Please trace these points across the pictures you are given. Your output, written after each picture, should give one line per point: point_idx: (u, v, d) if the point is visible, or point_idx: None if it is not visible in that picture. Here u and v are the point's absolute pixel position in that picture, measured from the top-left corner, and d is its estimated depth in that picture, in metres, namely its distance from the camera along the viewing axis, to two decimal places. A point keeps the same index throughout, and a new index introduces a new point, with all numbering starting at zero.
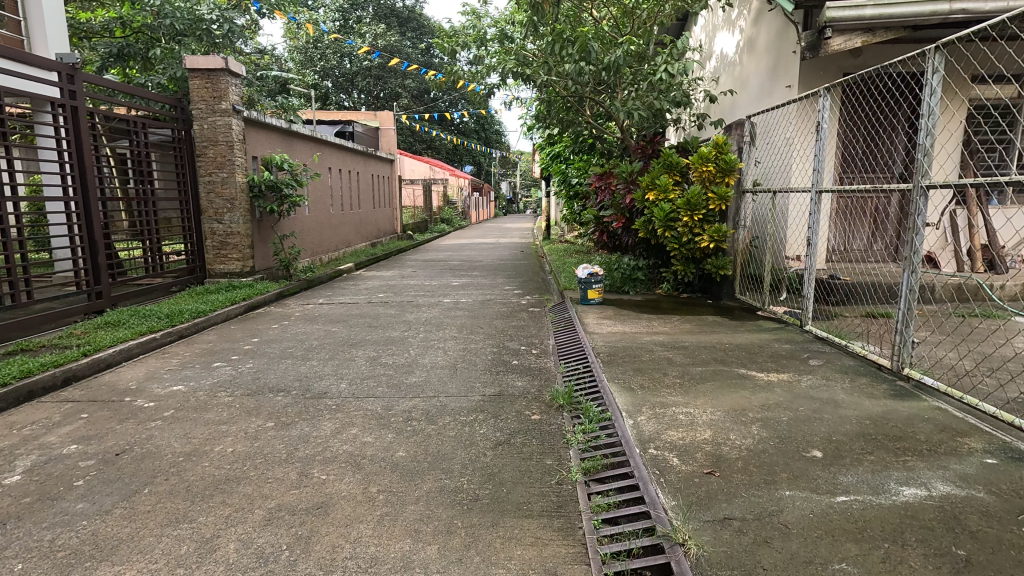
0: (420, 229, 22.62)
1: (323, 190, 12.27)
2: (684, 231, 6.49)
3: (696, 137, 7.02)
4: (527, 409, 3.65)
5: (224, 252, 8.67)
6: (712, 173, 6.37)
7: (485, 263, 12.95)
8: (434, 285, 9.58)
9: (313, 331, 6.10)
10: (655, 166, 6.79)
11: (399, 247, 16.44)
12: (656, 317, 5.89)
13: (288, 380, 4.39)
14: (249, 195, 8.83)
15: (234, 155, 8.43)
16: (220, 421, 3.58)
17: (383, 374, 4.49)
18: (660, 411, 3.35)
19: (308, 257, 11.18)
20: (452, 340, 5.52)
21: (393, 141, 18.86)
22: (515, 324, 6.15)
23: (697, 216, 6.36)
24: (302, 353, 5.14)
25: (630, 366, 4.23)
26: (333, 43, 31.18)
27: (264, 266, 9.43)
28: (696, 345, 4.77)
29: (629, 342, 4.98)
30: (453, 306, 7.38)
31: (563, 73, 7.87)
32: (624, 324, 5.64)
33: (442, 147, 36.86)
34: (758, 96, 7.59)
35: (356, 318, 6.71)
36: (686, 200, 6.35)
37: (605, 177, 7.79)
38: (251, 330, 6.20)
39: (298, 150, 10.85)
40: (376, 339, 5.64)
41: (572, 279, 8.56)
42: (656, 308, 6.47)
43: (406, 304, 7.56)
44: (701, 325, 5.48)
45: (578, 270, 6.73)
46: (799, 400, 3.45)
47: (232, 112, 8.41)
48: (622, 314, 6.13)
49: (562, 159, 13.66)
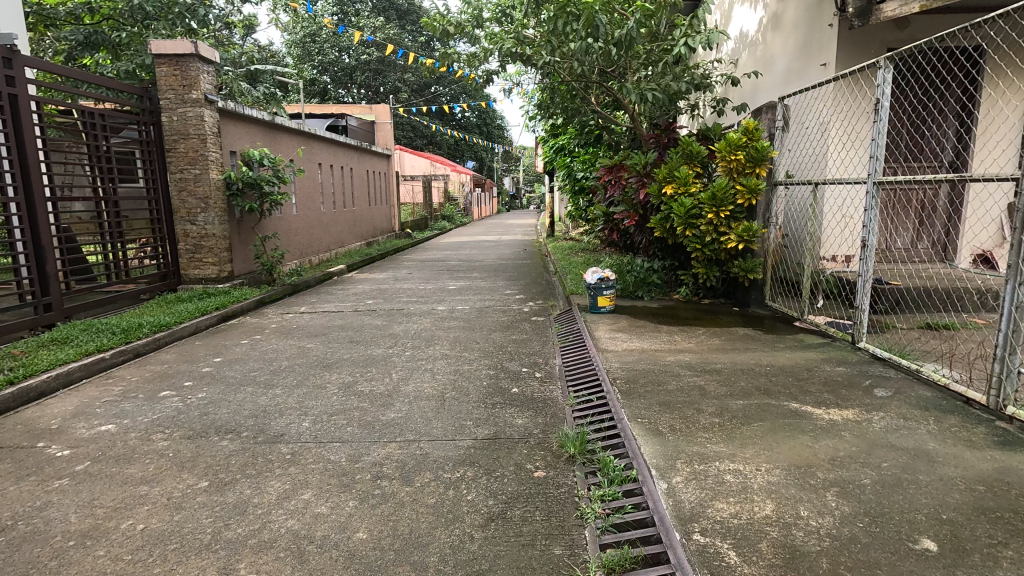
0: (420, 227, 21.85)
1: (312, 187, 11.54)
2: (708, 229, 5.75)
3: (720, 124, 6.26)
4: (528, 461, 2.89)
5: (198, 256, 7.93)
6: (741, 163, 5.57)
7: (486, 264, 12.18)
8: (429, 289, 8.82)
9: (286, 348, 5.36)
10: (674, 156, 6.06)
11: (396, 246, 15.67)
12: (678, 330, 5.11)
13: (241, 416, 3.64)
14: (226, 193, 8.10)
15: (207, 149, 7.68)
16: (142, 479, 2.83)
17: (357, 407, 3.74)
18: (701, 470, 2.58)
19: (295, 259, 10.45)
20: (443, 359, 4.77)
21: (390, 135, 18.09)
22: (516, 339, 5.38)
23: (724, 213, 5.63)
24: (267, 378, 4.40)
25: (655, 399, 3.46)
26: (331, 37, 30.42)
27: (244, 270, 8.68)
28: (731, 368, 4.00)
29: (650, 363, 4.21)
30: (448, 316, 6.61)
31: (569, 53, 7.09)
32: (643, 339, 4.86)
33: (443, 142, 36.05)
34: (787, 77, 6.80)
35: (337, 331, 5.96)
36: (710, 194, 5.62)
37: (616, 169, 7.01)
38: (217, 347, 5.46)
39: (282, 145, 10.10)
40: (356, 358, 4.89)
41: (579, 282, 7.80)
42: (677, 318, 5.69)
43: (396, 314, 6.81)
44: (733, 340, 4.70)
45: (587, 273, 6.02)
46: (880, 452, 2.67)
47: (204, 102, 7.66)
48: (637, 326, 5.35)
49: (567, 153, 12.86)
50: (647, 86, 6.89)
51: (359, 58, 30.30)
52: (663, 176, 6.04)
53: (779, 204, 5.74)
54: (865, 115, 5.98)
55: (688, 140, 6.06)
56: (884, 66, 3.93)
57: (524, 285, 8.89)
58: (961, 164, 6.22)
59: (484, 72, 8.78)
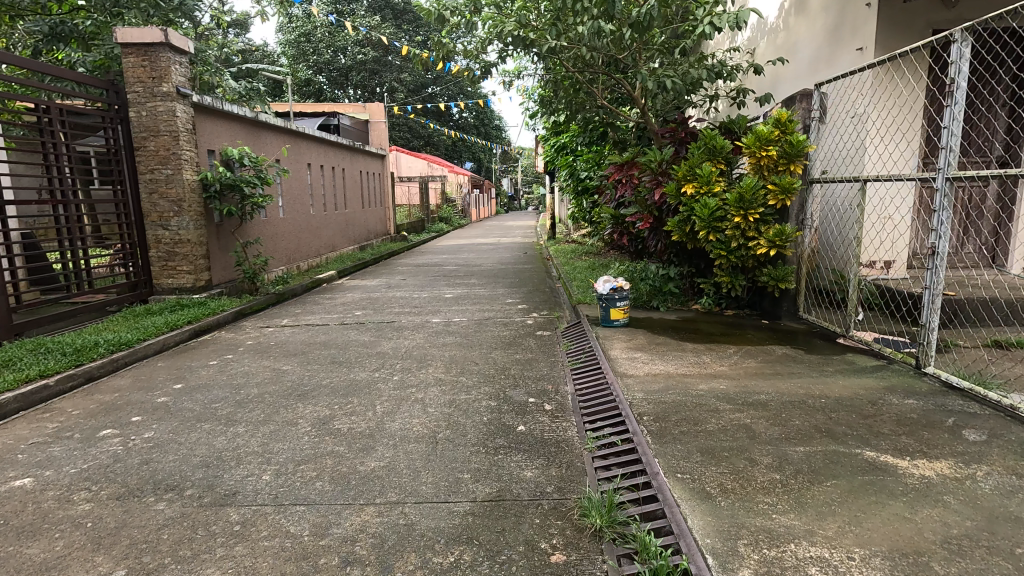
0: (416, 230, 21.17)
1: (301, 189, 10.93)
2: (734, 233, 5.13)
3: (745, 115, 5.62)
4: (544, 537, 2.25)
5: (172, 263, 7.27)
6: (772, 159, 4.92)
7: (485, 268, 11.55)
8: (423, 298, 8.17)
9: (258, 371, 4.70)
10: (695, 152, 5.45)
11: (391, 250, 14.99)
12: (705, 350, 4.47)
13: (191, 465, 2.99)
14: (202, 195, 7.46)
15: (180, 148, 7.03)
16: (43, 566, 2.19)
17: (332, 453, 3.09)
18: (774, 560, 1.94)
19: (282, 264, 9.84)
20: (436, 386, 4.12)
21: (384, 135, 17.42)
22: (520, 360, 4.72)
23: (753, 215, 4.98)
24: (229, 412, 3.75)
25: (695, 447, 2.82)
26: (326, 36, 29.73)
27: (223, 279, 8.02)
28: (778, 400, 3.36)
29: (680, 393, 3.57)
30: (443, 330, 5.96)
31: (577, 37, 6.50)
32: (667, 362, 4.21)
33: (441, 143, 35.42)
34: (813, 65, 6.18)
35: (319, 349, 5.32)
36: (736, 195, 5.00)
37: (628, 166, 6.36)
38: (181, 370, 4.80)
39: (267, 143, 9.45)
40: (336, 384, 4.24)
41: (587, 291, 7.17)
42: (702, 333, 5.04)
43: (385, 328, 6.15)
44: (772, 363, 4.05)
45: (598, 282, 5.39)
46: (1006, 529, 2.04)
47: (176, 96, 7.02)
48: (657, 345, 4.71)
49: (570, 151, 12.24)
50: (663, 74, 6.29)
51: (354, 58, 29.60)
52: (683, 175, 5.42)
53: (814, 205, 5.11)
54: (910, 107, 5.33)
55: (711, 134, 5.43)
56: (959, 39, 3.29)
57: (526, 293, 8.25)
58: (1012, 160, 5.61)
59: (482, 64, 8.16)
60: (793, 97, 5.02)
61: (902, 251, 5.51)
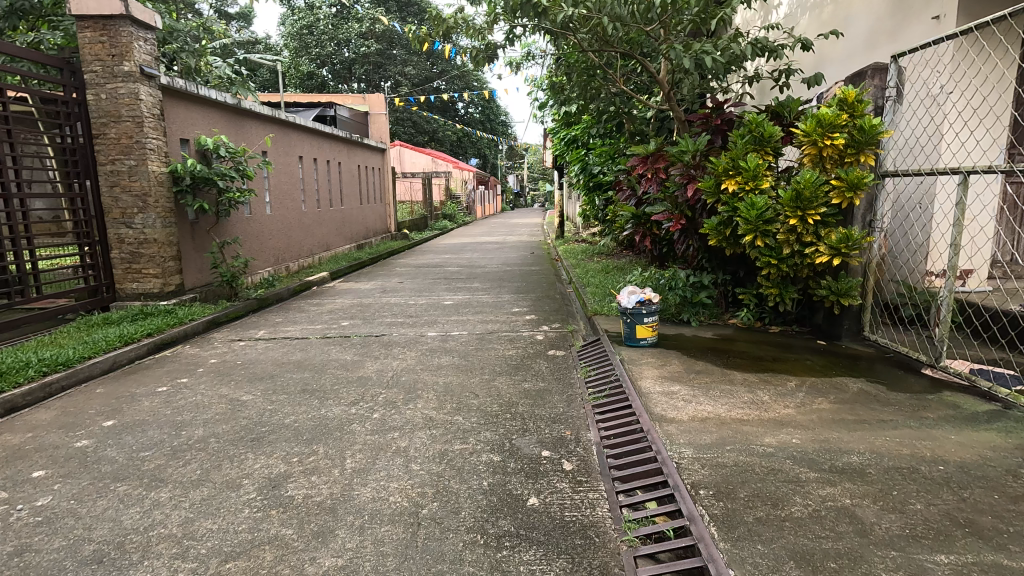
0: (418, 228, 20.32)
1: (292, 183, 10.16)
2: (787, 237, 4.26)
3: (797, 98, 4.71)
4: None
5: (136, 265, 6.44)
6: (838, 149, 4.02)
7: (489, 270, 10.70)
8: (420, 305, 7.33)
9: (211, 402, 3.86)
10: (739, 142, 4.58)
11: (390, 249, 14.16)
12: (761, 383, 3.60)
13: (78, 562, 2.16)
14: (172, 189, 6.64)
15: (145, 135, 6.20)
16: None
17: (275, 542, 2.25)
18: None
19: (269, 265, 9.09)
20: (425, 430, 3.28)
21: (385, 128, 16.54)
22: (529, 391, 3.87)
23: (812, 216, 4.10)
24: (158, 466, 2.92)
25: (788, 553, 1.95)
26: (329, 28, 28.84)
27: (198, 282, 7.21)
28: (879, 465, 2.50)
29: (741, 451, 2.71)
30: (439, 347, 5.11)
31: (596, 5, 5.59)
32: (715, 400, 3.36)
33: (446, 139, 34.47)
34: (872, 39, 5.27)
35: (291, 373, 4.48)
36: (791, 192, 4.13)
37: (654, 158, 5.44)
38: (121, 399, 3.97)
39: (250, 133, 8.59)
40: (302, 425, 3.41)
41: (604, 300, 6.32)
42: (749, 357, 4.18)
43: (373, 344, 5.31)
44: (851, 404, 3.19)
45: (621, 295, 4.61)
46: None
47: (140, 77, 6.18)
48: (698, 374, 3.86)
49: (581, 144, 11.34)
50: (700, 49, 5.22)
51: (358, 51, 28.68)
52: (724, 168, 4.56)
53: (886, 203, 4.21)
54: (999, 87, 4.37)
55: (757, 119, 4.56)
56: None
57: (535, 300, 7.39)
58: None
59: (488, 46, 7.29)
60: (864, 72, 4.12)
61: (983, 257, 4.61)
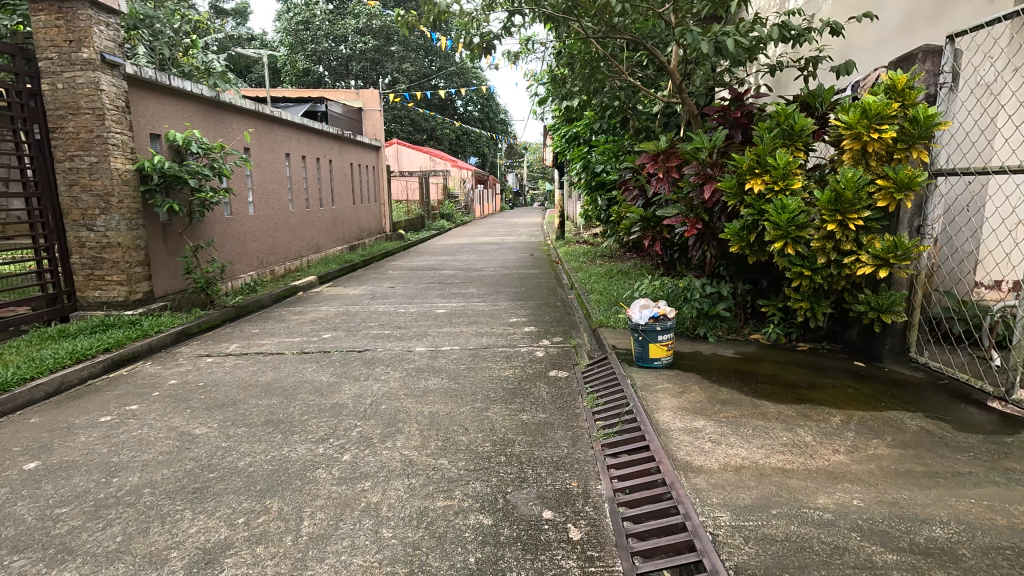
0: (415, 228, 19.75)
1: (278, 182, 9.62)
2: (822, 244, 3.73)
3: (831, 87, 4.16)
4: None
5: (99, 272, 5.88)
6: (885, 144, 3.48)
7: (486, 274, 10.15)
8: (409, 314, 6.77)
9: (157, 437, 3.31)
10: (765, 136, 4.05)
11: (383, 251, 13.61)
12: (800, 418, 3.06)
13: None
14: (139, 187, 6.09)
15: (106, 129, 5.64)
16: None
17: None
18: None
19: (251, 269, 8.56)
20: (403, 479, 2.73)
21: (379, 125, 15.96)
22: (528, 425, 3.33)
23: (854, 221, 3.56)
24: (71, 532, 2.37)
25: None
26: (325, 25, 28.29)
27: (170, 289, 6.65)
28: (972, 543, 1.97)
29: (790, 518, 2.18)
30: (427, 366, 4.56)
31: None
32: (748, 442, 2.82)
33: (445, 137, 33.88)
34: (908, 23, 4.59)
35: (256, 399, 3.93)
36: (829, 193, 3.60)
37: (666, 156, 4.93)
38: (54, 433, 3.41)
39: (229, 128, 8.03)
40: (257, 470, 2.86)
41: (609, 310, 5.77)
42: (780, 383, 3.64)
43: (354, 362, 4.76)
44: (915, 449, 2.65)
45: (634, 309, 4.16)
46: None
47: (101, 65, 5.62)
48: (724, 405, 3.32)
49: (583, 142, 10.77)
50: (720, 30, 4.64)
51: (355, 47, 28.06)
52: (748, 166, 4.04)
53: (939, 206, 3.66)
54: None
55: (786, 110, 4.03)
56: None
57: (534, 309, 6.84)
58: None
59: (484, 34, 6.70)
60: (913, 55, 3.57)
61: None
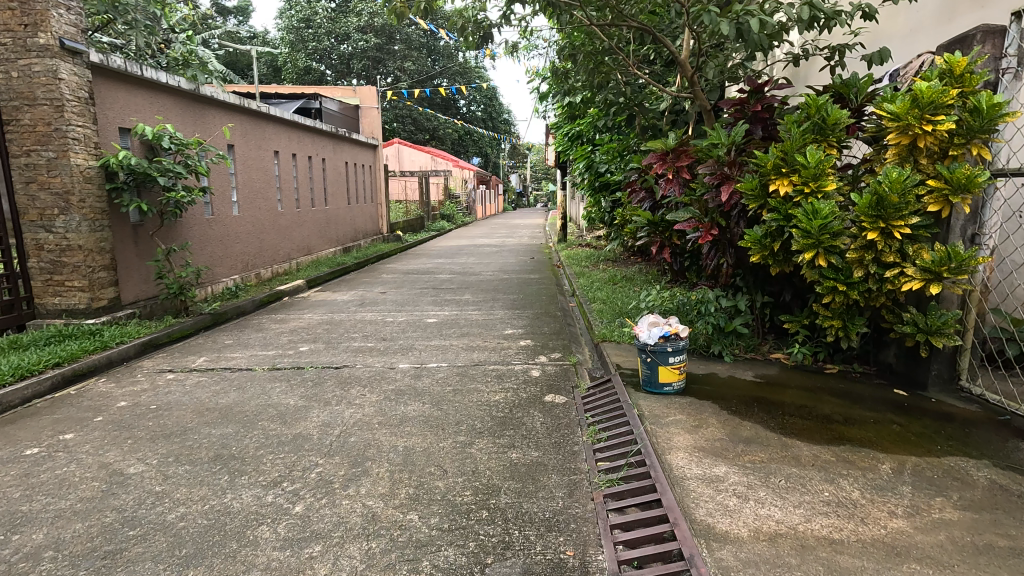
0: (414, 229, 19.27)
1: (265, 181, 9.16)
2: (860, 254, 3.22)
3: (867, 75, 3.66)
4: None
5: (58, 276, 5.41)
6: (940, 138, 2.96)
7: (484, 278, 9.67)
8: (397, 323, 6.29)
9: (83, 477, 2.82)
10: (793, 131, 3.55)
11: (379, 253, 13.14)
12: (841, 465, 2.57)
13: None
14: (104, 185, 5.62)
15: (66, 122, 5.18)
16: None
17: None
18: None
19: (233, 273, 8.09)
20: (360, 542, 2.24)
21: (377, 123, 15.49)
22: (518, 468, 2.83)
23: (901, 228, 3.04)
24: None
25: None
26: (327, 23, 27.94)
27: (139, 295, 6.18)
28: None
29: None
30: (409, 387, 4.07)
31: None
32: (782, 498, 2.32)
33: (447, 137, 33.42)
34: (949, 7, 4.04)
35: (210, 428, 3.43)
36: (870, 196, 3.10)
37: (676, 154, 4.49)
38: None
39: (210, 123, 7.56)
40: (189, 526, 2.38)
41: (613, 323, 5.26)
42: (811, 416, 3.14)
43: (328, 381, 4.28)
44: (990, 513, 2.15)
45: (641, 325, 3.69)
46: None
47: (60, 51, 5.16)
48: (749, 445, 2.82)
49: (587, 140, 10.29)
50: (743, 9, 4.13)
51: (356, 45, 27.63)
52: (773, 164, 3.55)
53: (998, 212, 3.15)
54: None
55: (818, 101, 3.54)
56: None
57: (531, 319, 6.34)
58: None
59: (480, 22, 6.17)
60: (969, 36, 3.07)
61: None
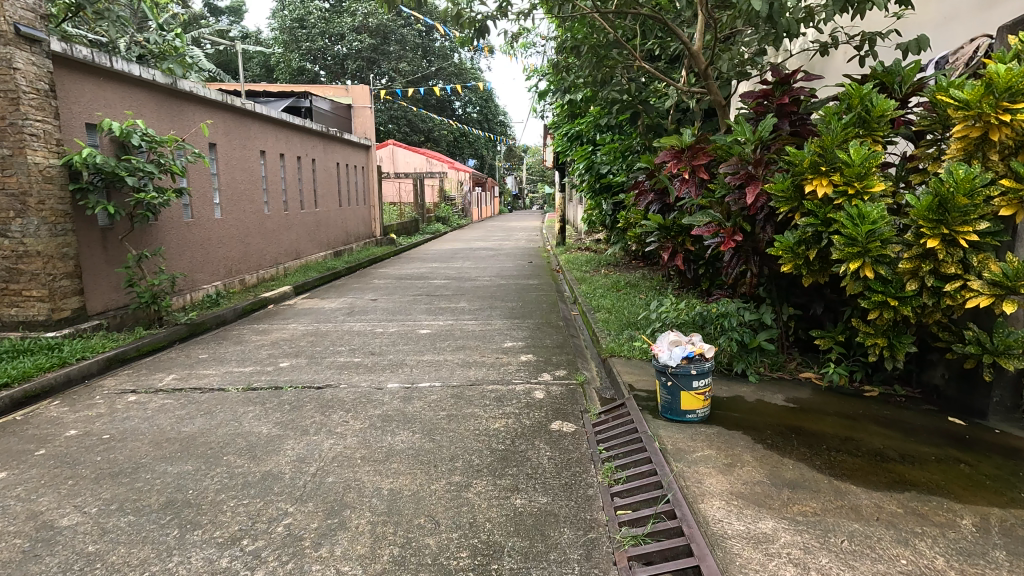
0: (408, 231, 18.79)
1: (250, 183, 8.70)
2: (916, 263, 2.81)
3: (914, 63, 3.26)
4: None
5: (15, 285, 4.93)
6: (1015, 130, 2.56)
7: (481, 285, 9.24)
8: (387, 335, 5.83)
9: (6, 533, 2.36)
10: (833, 124, 3.15)
11: (372, 257, 12.68)
12: (912, 520, 2.14)
13: None
14: (67, 183, 5.14)
15: (21, 116, 4.72)
16: None
17: None
18: None
19: (215, 279, 7.62)
20: None
21: (370, 123, 14.99)
22: (524, 520, 2.38)
23: (967, 234, 2.63)
24: None
25: None
26: (321, 23, 27.42)
27: (107, 304, 5.70)
28: None
29: None
30: (397, 413, 3.63)
31: None
32: (851, 569, 1.89)
33: (442, 139, 32.98)
34: None
35: (165, 464, 2.97)
36: (930, 197, 2.70)
37: (692, 152, 4.10)
38: None
39: (189, 120, 7.10)
40: None
41: (621, 337, 4.83)
42: (861, 451, 2.72)
43: (308, 404, 3.82)
44: None
45: (660, 343, 3.28)
46: None
47: (16, 39, 4.71)
48: (795, 491, 2.39)
49: (588, 141, 9.89)
50: None
51: (351, 46, 27.20)
52: (811, 162, 3.13)
53: None
54: None
55: (861, 91, 3.14)
56: None
57: (532, 330, 5.90)
58: None
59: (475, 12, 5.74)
60: None
61: None
